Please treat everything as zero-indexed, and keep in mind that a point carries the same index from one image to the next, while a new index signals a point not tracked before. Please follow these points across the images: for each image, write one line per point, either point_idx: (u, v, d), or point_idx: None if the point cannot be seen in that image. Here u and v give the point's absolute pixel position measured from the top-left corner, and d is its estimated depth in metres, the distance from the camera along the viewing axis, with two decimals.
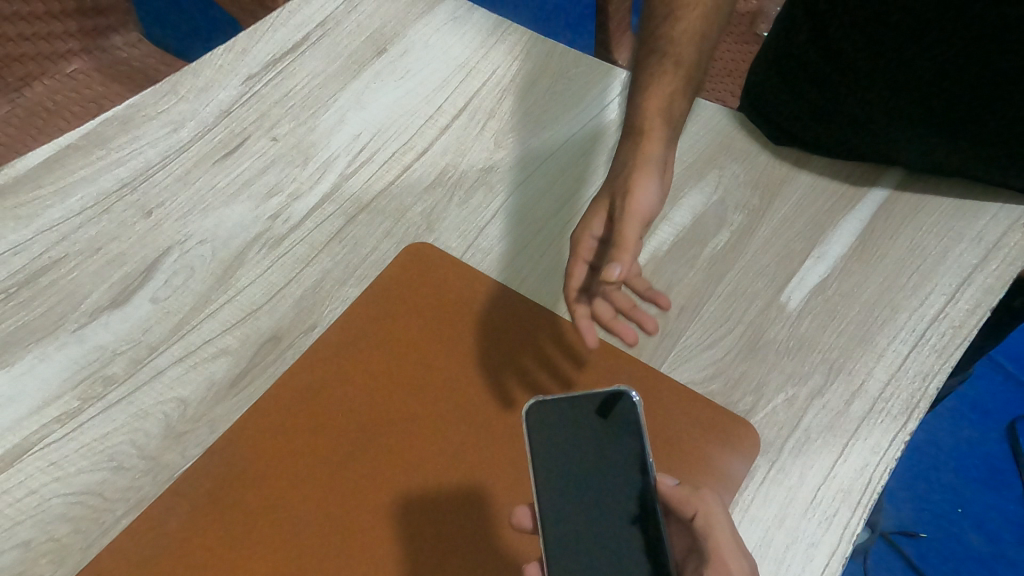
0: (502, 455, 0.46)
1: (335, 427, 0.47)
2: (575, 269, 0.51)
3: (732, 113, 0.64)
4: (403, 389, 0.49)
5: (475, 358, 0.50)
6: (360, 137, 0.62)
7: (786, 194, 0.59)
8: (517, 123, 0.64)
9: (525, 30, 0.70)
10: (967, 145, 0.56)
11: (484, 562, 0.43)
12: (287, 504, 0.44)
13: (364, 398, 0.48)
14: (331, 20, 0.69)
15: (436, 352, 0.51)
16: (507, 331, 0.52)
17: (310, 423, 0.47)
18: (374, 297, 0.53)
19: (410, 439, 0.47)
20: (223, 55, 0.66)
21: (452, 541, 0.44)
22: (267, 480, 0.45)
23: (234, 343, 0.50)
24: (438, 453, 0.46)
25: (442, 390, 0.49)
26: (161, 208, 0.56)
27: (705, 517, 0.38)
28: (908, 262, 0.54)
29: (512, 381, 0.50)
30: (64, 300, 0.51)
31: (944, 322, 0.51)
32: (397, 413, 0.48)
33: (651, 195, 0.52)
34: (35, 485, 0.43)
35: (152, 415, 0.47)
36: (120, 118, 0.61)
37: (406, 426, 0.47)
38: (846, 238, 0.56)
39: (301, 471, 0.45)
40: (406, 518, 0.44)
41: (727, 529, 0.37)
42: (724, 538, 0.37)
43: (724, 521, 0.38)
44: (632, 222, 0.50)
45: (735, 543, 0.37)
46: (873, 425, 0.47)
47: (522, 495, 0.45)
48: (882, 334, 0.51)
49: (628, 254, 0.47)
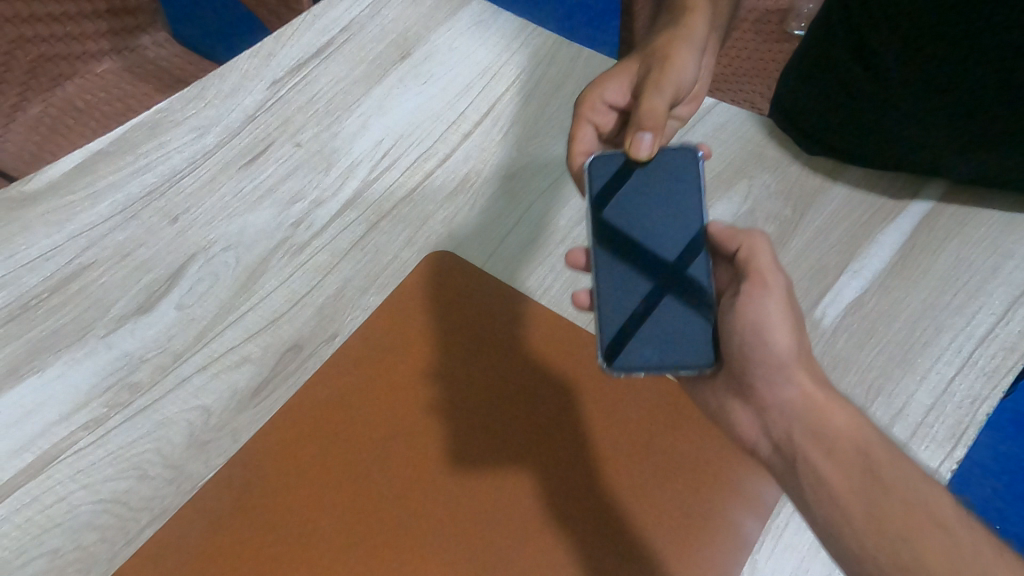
0: (553, 416, 0.49)
1: (384, 423, 0.48)
2: (584, 132, 0.53)
3: (763, 121, 0.62)
4: (451, 377, 0.50)
5: (496, 366, 0.51)
6: (382, 143, 0.62)
7: (820, 206, 0.57)
8: (541, 129, 0.63)
9: (549, 34, 0.69)
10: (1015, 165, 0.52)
11: (558, 517, 0.45)
12: (355, 499, 0.45)
13: (387, 402, 0.49)
14: (355, 25, 0.68)
15: (456, 358, 0.51)
16: (530, 342, 0.52)
17: (348, 431, 0.48)
18: (401, 294, 0.54)
19: (429, 446, 0.47)
20: (248, 61, 0.66)
21: (493, 519, 0.45)
22: (315, 492, 0.45)
23: (256, 351, 0.51)
24: (496, 429, 0.48)
25: (489, 373, 0.50)
26: (187, 214, 0.57)
27: (745, 243, 0.44)
28: (953, 278, 0.52)
29: (551, 351, 0.51)
30: (93, 306, 0.52)
31: (993, 343, 0.49)
32: (417, 420, 0.48)
33: (678, 73, 0.54)
34: (63, 492, 0.44)
35: (175, 423, 0.47)
36: (148, 123, 0.61)
37: (459, 410, 0.49)
38: (887, 252, 0.54)
39: (345, 479, 0.46)
40: (467, 499, 0.45)
41: (764, 253, 0.44)
42: (765, 260, 0.44)
43: (765, 247, 0.44)
44: (656, 93, 0.51)
45: (773, 263, 0.44)
46: (916, 452, 0.46)
47: (544, 500, 0.46)
48: (925, 356, 0.49)
49: (657, 129, 0.47)
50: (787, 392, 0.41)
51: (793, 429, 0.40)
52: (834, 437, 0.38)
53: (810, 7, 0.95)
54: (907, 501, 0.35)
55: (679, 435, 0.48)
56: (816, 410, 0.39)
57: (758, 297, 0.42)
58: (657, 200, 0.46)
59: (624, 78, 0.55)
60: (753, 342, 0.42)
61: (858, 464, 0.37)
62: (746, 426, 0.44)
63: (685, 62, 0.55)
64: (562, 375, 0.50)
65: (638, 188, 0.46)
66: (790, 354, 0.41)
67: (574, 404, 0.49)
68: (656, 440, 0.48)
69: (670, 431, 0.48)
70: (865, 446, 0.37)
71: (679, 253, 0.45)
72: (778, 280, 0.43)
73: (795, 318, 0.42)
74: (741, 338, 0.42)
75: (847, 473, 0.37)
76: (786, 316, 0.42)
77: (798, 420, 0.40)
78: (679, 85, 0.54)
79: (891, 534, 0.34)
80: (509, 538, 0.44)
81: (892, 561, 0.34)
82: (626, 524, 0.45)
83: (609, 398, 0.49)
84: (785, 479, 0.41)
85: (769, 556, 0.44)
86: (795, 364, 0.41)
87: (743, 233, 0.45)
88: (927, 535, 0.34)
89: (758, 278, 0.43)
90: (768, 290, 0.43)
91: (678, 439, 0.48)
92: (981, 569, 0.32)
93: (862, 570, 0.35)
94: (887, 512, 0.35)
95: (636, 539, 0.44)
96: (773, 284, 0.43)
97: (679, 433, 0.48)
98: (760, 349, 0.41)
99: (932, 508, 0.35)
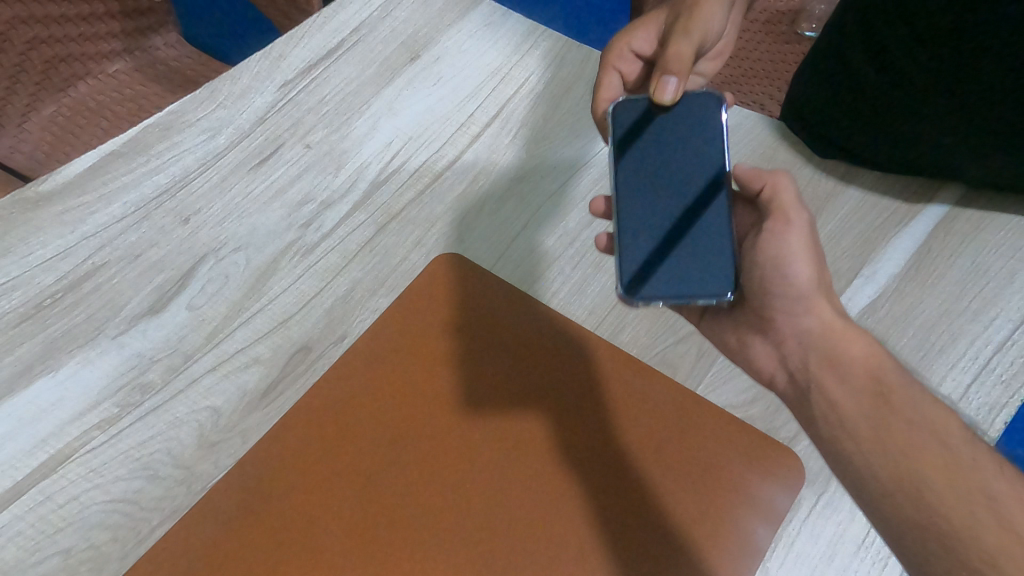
0: (562, 414, 0.48)
1: (393, 422, 0.47)
2: (609, 79, 0.54)
3: (775, 125, 0.61)
4: (470, 366, 0.50)
5: (505, 364, 0.50)
6: (391, 145, 0.62)
7: (833, 209, 0.56)
8: (550, 131, 0.63)
9: (559, 36, 0.69)
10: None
11: (570, 517, 0.44)
12: (373, 487, 0.45)
13: (395, 401, 0.48)
14: (366, 26, 0.69)
15: (464, 357, 0.50)
16: (539, 340, 0.51)
17: (355, 431, 0.47)
18: (424, 286, 0.54)
19: (438, 446, 0.47)
20: (259, 62, 0.66)
21: (503, 518, 0.44)
22: (322, 492, 0.45)
23: (266, 352, 0.51)
24: (515, 418, 0.48)
25: (504, 368, 0.50)
26: (199, 215, 0.57)
27: (770, 183, 0.46)
28: (970, 285, 0.51)
29: (560, 349, 0.51)
30: (105, 306, 0.52)
31: (1011, 350, 0.48)
32: (425, 419, 0.48)
33: (706, 21, 0.53)
34: (76, 491, 0.44)
35: (186, 424, 0.47)
36: (160, 124, 0.62)
37: (477, 400, 0.48)
38: (902, 257, 0.53)
39: (353, 479, 0.45)
40: (477, 498, 0.45)
41: (788, 191, 0.45)
42: (788, 198, 0.45)
43: (789, 187, 0.46)
44: (683, 40, 0.51)
45: (796, 202, 0.45)
46: None
47: (555, 500, 0.45)
48: (941, 362, 0.48)
49: (683, 73, 0.47)
50: (806, 321, 0.42)
51: (809, 356, 0.41)
52: (848, 362, 0.39)
53: (822, 9, 0.95)
54: (910, 417, 0.36)
55: (690, 435, 0.47)
56: (832, 335, 0.41)
57: (780, 232, 0.44)
58: (677, 141, 0.47)
59: (651, 27, 0.55)
60: (773, 274, 0.43)
61: (867, 387, 0.38)
62: (763, 358, 0.45)
63: (715, 10, 0.54)
64: (571, 375, 0.50)
65: (663, 131, 0.47)
66: (811, 286, 0.42)
67: (584, 403, 0.49)
68: (667, 441, 0.47)
69: (682, 431, 0.47)
70: (876, 371, 0.38)
71: (699, 191, 0.45)
72: (801, 217, 0.45)
73: (815, 253, 0.44)
74: (761, 269, 0.44)
75: (857, 395, 0.38)
76: (806, 249, 0.43)
77: (813, 347, 0.41)
78: (707, 32, 0.53)
79: (892, 451, 0.35)
80: (520, 538, 0.43)
81: (888, 472, 0.35)
82: (640, 525, 0.44)
83: (618, 398, 0.49)
84: (797, 408, 0.42)
85: (781, 565, 0.43)
86: (814, 296, 0.42)
87: (771, 175, 0.46)
88: (926, 448, 0.34)
89: (782, 216, 0.45)
90: (789, 225, 0.44)
91: (690, 439, 0.47)
92: (980, 484, 0.33)
93: (863, 483, 0.36)
94: (891, 428, 0.36)
95: (650, 541, 0.43)
96: (796, 220, 0.45)
97: (689, 434, 0.47)
98: (778, 279, 0.43)
99: (935, 425, 0.35)
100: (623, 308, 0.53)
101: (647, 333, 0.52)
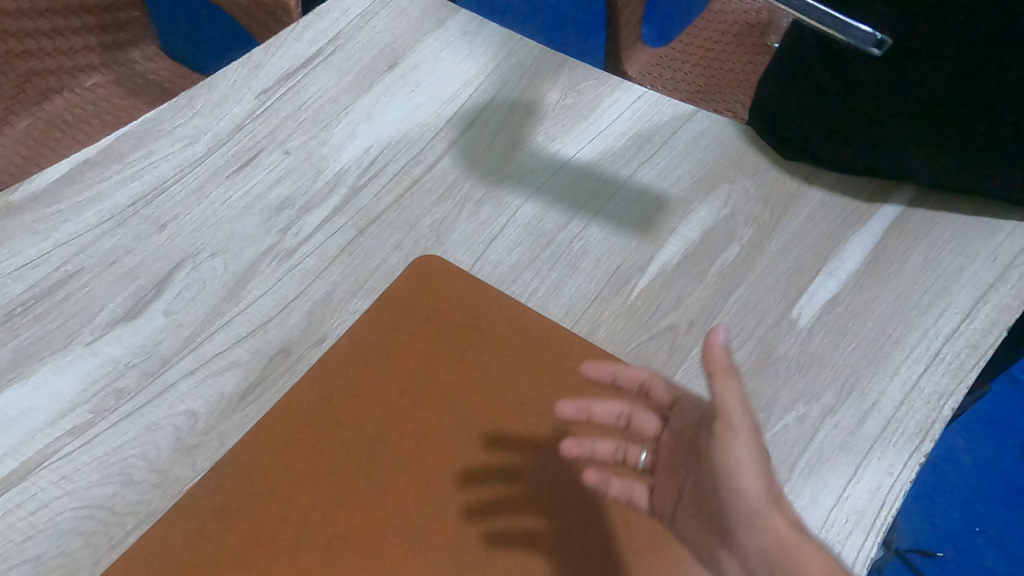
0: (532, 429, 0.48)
1: (370, 425, 0.47)
2: None
3: (741, 129, 0.65)
4: (437, 459, 0.46)
5: (486, 367, 0.51)
6: (370, 150, 0.63)
7: (796, 210, 0.59)
8: (527, 137, 0.64)
9: (534, 44, 0.71)
10: (971, 169, 0.56)
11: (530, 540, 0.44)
12: (354, 480, 0.45)
13: (376, 400, 0.49)
14: (344, 35, 0.70)
15: (445, 358, 0.51)
16: (521, 340, 0.52)
17: (336, 428, 0.47)
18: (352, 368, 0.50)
19: (412, 448, 0.47)
20: (237, 71, 0.67)
21: (467, 536, 0.43)
22: (304, 491, 0.45)
23: (244, 355, 0.51)
24: (497, 519, 0.44)
25: (482, 370, 0.50)
26: (175, 221, 0.57)
27: (717, 385, 0.35)
28: (920, 279, 0.54)
29: (537, 354, 0.51)
30: (79, 313, 0.52)
31: (959, 340, 0.51)
32: (404, 422, 0.48)
33: None
34: (46, 499, 0.44)
35: (162, 428, 0.47)
36: (136, 133, 0.62)
37: (453, 500, 0.45)
38: (859, 254, 0.56)
39: (331, 478, 0.45)
40: (443, 511, 0.44)
41: (735, 393, 0.35)
42: (733, 395, 0.35)
43: (734, 384, 0.35)
44: None
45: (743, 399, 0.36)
46: (887, 446, 0.47)
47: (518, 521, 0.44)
48: (896, 353, 0.51)
49: None
50: (761, 540, 0.35)
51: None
52: None
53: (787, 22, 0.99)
54: None
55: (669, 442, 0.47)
56: (790, 560, 0.34)
57: (725, 439, 0.36)
58: None
59: None
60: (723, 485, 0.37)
61: None
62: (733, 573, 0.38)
63: None
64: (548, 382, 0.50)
65: None
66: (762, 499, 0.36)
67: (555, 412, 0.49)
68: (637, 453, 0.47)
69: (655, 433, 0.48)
70: None
71: None
72: (747, 423, 0.35)
73: (767, 460, 0.36)
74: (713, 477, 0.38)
75: None
76: (757, 460, 0.36)
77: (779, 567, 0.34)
78: None
79: None
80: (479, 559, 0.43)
81: None
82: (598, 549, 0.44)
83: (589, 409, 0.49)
84: None
85: None
86: (767, 510, 0.36)
87: (721, 370, 0.35)
88: None
89: (724, 421, 0.36)
90: (734, 432, 0.35)
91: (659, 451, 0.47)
92: None
93: None
94: None
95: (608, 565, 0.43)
96: (742, 426, 0.36)
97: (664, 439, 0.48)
98: (730, 494, 0.37)
99: None
100: (598, 307, 0.54)
101: (623, 328, 0.53)
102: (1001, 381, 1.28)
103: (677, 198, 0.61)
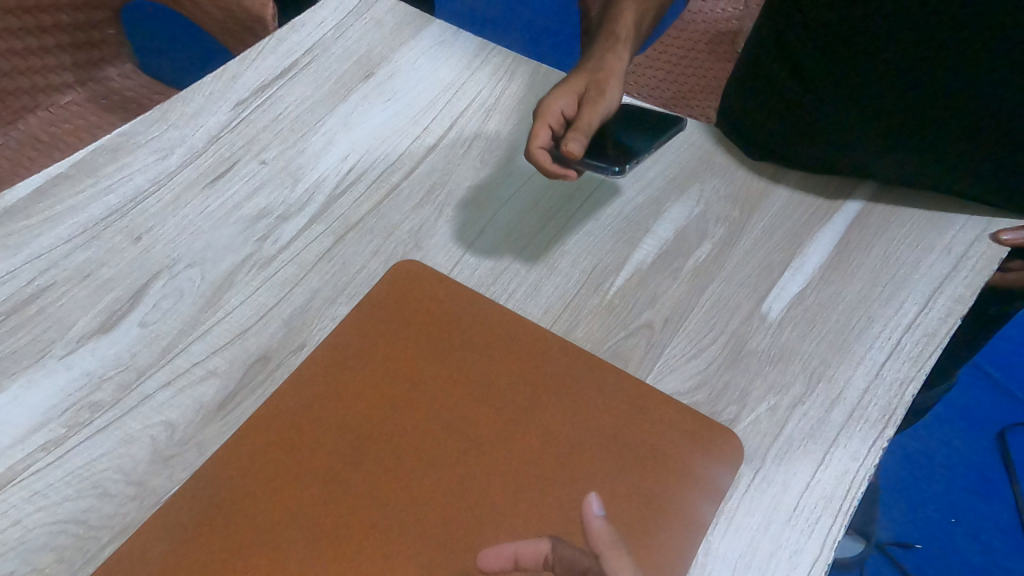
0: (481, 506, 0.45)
1: (338, 454, 0.46)
2: (539, 135, 0.60)
3: (710, 130, 0.67)
4: (381, 517, 0.44)
5: (464, 394, 0.50)
6: (347, 159, 0.63)
7: (764, 208, 0.61)
8: (504, 142, 0.66)
9: (508, 53, 0.73)
10: (921, 160, 0.59)
11: None
12: (311, 510, 0.44)
13: (345, 433, 0.47)
14: (319, 46, 0.71)
15: (425, 389, 0.50)
16: (504, 365, 0.51)
17: (311, 444, 0.47)
18: (290, 424, 0.48)
19: (370, 486, 0.45)
20: (213, 83, 0.67)
21: None
22: (274, 503, 0.44)
23: (222, 365, 0.50)
24: None
25: (457, 407, 0.49)
26: (150, 233, 0.57)
27: (608, 563, 0.37)
28: (881, 272, 0.57)
29: (515, 391, 0.50)
30: (51, 327, 0.51)
31: (918, 329, 0.53)
32: (371, 458, 0.46)
33: (558, 104, 0.63)
34: (18, 516, 0.43)
35: (139, 440, 0.46)
36: (110, 147, 0.62)
37: None
38: (823, 249, 0.58)
39: (296, 495, 0.44)
40: None
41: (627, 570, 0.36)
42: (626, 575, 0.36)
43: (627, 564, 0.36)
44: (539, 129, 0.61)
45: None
46: (852, 432, 0.48)
47: None
48: (860, 343, 0.52)
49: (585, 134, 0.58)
50: None
51: None
52: None
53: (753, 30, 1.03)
54: None
55: (643, 521, 0.44)
56: None
57: None
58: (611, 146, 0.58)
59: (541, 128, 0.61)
60: None
61: None
62: None
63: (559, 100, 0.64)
64: (517, 436, 0.48)
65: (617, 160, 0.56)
66: None
67: (515, 478, 0.46)
68: None
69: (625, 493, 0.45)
70: None
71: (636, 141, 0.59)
72: None
73: None
74: None
75: None
76: None
77: None
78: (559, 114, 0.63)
79: None
80: None
81: None
82: None
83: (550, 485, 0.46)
84: None
85: (719, 540, 0.44)
86: None
87: (609, 549, 0.37)
88: None
89: None
90: None
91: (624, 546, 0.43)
92: None
93: None
94: None
95: None
96: None
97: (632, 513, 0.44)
98: None
99: None
100: (575, 307, 0.55)
101: (600, 327, 0.54)
102: (970, 371, 1.33)
103: (651, 198, 0.62)
